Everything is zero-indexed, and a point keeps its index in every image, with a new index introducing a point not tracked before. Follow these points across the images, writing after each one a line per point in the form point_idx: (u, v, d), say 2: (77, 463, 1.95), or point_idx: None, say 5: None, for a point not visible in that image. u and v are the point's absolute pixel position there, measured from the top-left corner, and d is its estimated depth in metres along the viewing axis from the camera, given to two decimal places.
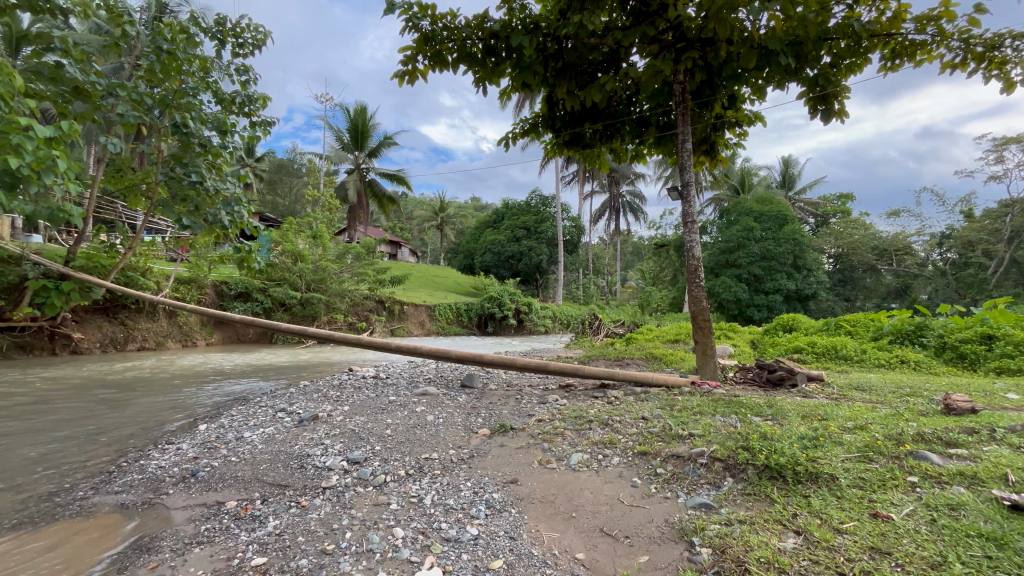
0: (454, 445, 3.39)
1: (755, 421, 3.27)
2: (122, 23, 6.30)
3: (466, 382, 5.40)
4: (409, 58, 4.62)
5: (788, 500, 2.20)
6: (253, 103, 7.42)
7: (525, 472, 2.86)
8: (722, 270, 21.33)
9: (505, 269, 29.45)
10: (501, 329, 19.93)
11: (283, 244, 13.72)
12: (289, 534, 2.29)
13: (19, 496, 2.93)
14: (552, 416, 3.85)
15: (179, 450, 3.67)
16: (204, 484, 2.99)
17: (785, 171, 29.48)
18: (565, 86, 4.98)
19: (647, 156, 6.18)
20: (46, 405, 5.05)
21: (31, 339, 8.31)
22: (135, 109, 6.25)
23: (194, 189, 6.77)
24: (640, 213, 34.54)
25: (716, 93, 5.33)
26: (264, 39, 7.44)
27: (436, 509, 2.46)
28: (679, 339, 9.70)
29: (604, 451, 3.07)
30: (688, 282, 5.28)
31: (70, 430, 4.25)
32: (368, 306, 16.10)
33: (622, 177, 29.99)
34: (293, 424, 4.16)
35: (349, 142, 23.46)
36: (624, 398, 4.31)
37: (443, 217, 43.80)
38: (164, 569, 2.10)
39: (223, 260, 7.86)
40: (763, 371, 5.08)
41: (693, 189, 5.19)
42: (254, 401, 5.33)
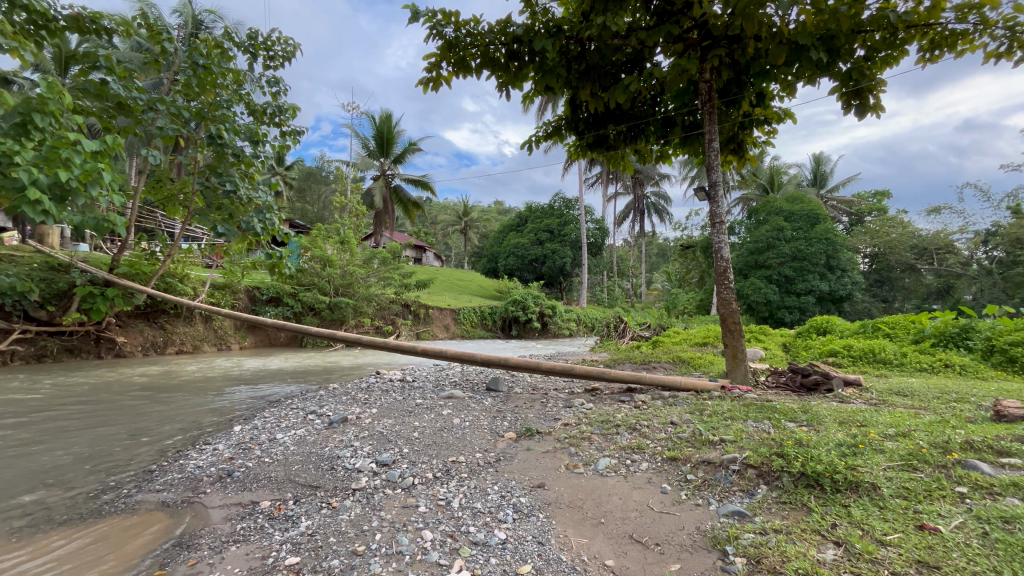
0: (481, 448, 3.40)
1: (790, 426, 3.17)
2: (162, 40, 6.60)
3: (492, 385, 5.41)
4: (434, 65, 4.69)
5: (826, 510, 2.12)
6: (284, 113, 7.65)
7: (552, 477, 2.84)
8: (751, 271, 20.84)
9: (529, 272, 29.44)
10: (525, 333, 19.93)
11: (312, 250, 14.10)
12: (321, 534, 2.33)
13: (68, 493, 3.08)
14: (578, 420, 3.81)
15: (216, 450, 3.79)
16: (239, 484, 3.08)
17: (816, 168, 28.61)
18: (588, 88, 4.95)
19: (672, 156, 6.10)
20: (93, 406, 5.30)
21: (79, 343, 8.75)
22: (174, 122, 6.53)
23: (228, 198, 7.02)
24: (665, 214, 34.08)
25: (743, 91, 5.23)
26: (294, 51, 7.69)
27: (464, 512, 2.47)
28: (707, 342, 9.51)
29: (632, 456, 3.03)
30: (717, 284, 5.16)
31: (116, 430, 4.45)
32: (394, 310, 16.35)
33: (647, 178, 29.73)
34: (323, 426, 4.25)
35: (375, 149, 24.01)
36: (651, 402, 4.26)
37: (467, 221, 44.21)
38: (203, 566, 2.17)
39: (256, 266, 8.11)
40: (797, 375, 4.92)
41: (721, 189, 5.09)
42: (285, 404, 5.46)
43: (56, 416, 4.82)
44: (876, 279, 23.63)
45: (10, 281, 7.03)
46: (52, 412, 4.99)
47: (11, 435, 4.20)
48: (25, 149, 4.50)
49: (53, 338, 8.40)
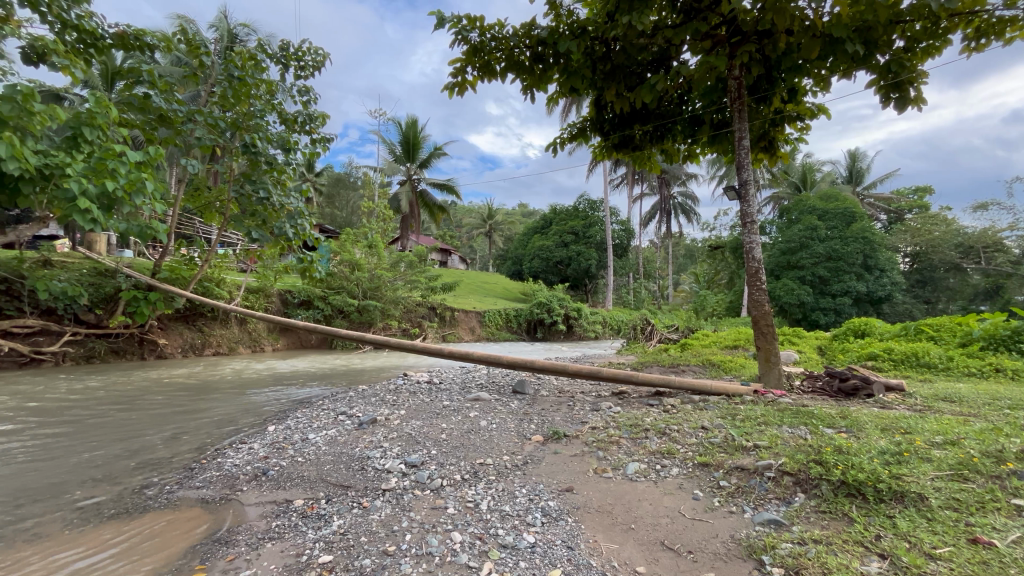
0: (508, 451, 3.40)
1: (828, 433, 3.05)
2: (200, 54, 6.87)
3: (518, 388, 5.41)
4: (459, 70, 4.74)
5: (870, 520, 2.03)
6: (314, 121, 7.86)
7: (580, 480, 2.82)
8: (783, 272, 20.23)
9: (554, 275, 29.37)
10: (550, 335, 19.85)
11: (341, 254, 14.42)
12: (353, 534, 2.37)
13: (115, 488, 3.23)
14: (606, 424, 3.77)
15: (252, 449, 3.90)
16: (274, 482, 3.17)
17: (852, 165, 27.61)
18: (614, 88, 4.90)
19: (700, 156, 5.99)
20: (138, 405, 5.55)
21: (124, 345, 9.16)
22: (211, 132, 6.80)
23: (262, 205, 7.25)
24: (693, 214, 33.48)
25: (774, 87, 5.08)
26: (324, 60, 7.89)
27: (492, 515, 2.47)
28: (738, 345, 9.27)
29: (662, 461, 2.97)
30: (749, 285, 5.02)
31: (158, 428, 4.65)
32: (420, 313, 16.56)
33: (673, 178, 29.27)
34: (353, 426, 4.33)
35: (401, 154, 24.40)
36: (681, 406, 4.17)
37: (491, 224, 44.49)
38: (240, 561, 2.24)
39: (287, 270, 8.35)
40: (834, 380, 4.75)
41: (752, 188, 4.97)
42: (317, 405, 5.58)
43: (104, 415, 5.07)
44: (917, 279, 22.60)
45: (62, 286, 7.43)
46: (101, 410, 5.24)
47: (64, 432, 4.42)
48: (75, 161, 4.78)
49: (101, 340, 8.84)
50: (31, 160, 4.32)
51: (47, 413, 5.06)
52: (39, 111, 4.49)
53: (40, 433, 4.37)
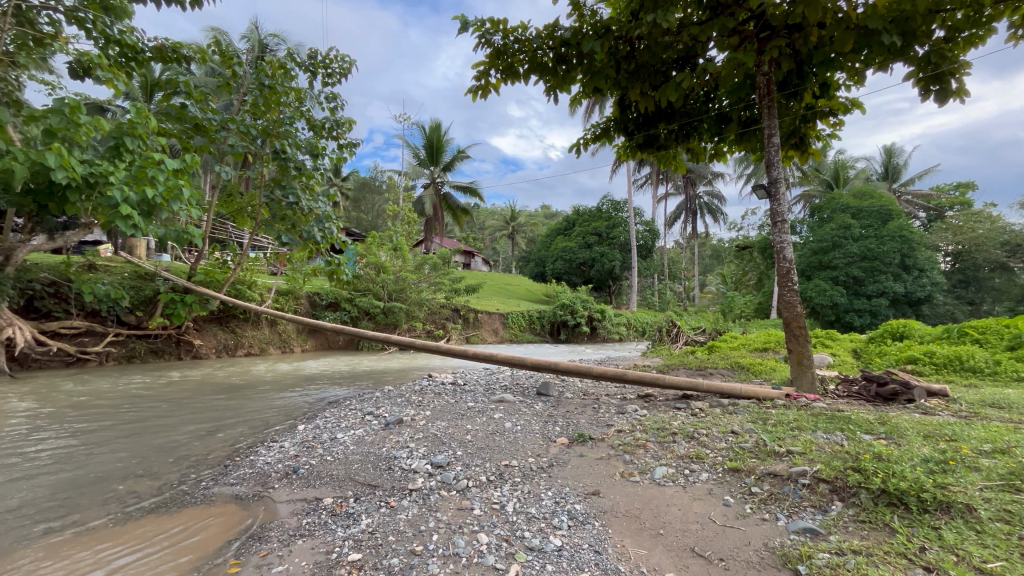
0: (534, 453, 3.39)
1: (866, 439, 2.94)
2: (233, 64, 7.12)
3: (542, 390, 5.39)
4: (483, 73, 4.77)
5: (913, 531, 1.95)
6: (340, 127, 8.03)
7: (607, 484, 2.78)
8: (815, 272, 19.61)
9: (577, 276, 29.16)
10: (574, 337, 19.71)
11: (367, 257, 14.68)
12: (381, 533, 2.40)
13: (156, 483, 3.36)
14: (632, 427, 3.72)
15: (283, 447, 4.00)
16: (304, 480, 3.24)
17: (887, 161, 26.63)
18: (638, 87, 4.84)
19: (728, 154, 5.86)
20: (176, 403, 5.77)
21: (162, 345, 9.52)
22: (243, 140, 7.03)
23: (292, 209, 7.45)
24: (719, 214, 32.84)
25: (805, 82, 4.94)
26: (350, 67, 8.07)
27: (519, 517, 2.46)
28: (768, 348, 9.02)
29: (691, 465, 2.91)
30: (780, 285, 4.88)
31: (194, 426, 4.80)
32: (444, 314, 16.70)
33: (699, 177, 28.79)
34: (380, 426, 4.39)
35: (425, 158, 24.74)
36: (710, 410, 4.08)
37: (514, 226, 44.65)
38: (273, 557, 2.29)
39: (316, 272, 8.54)
40: (872, 384, 4.57)
41: (783, 186, 4.83)
42: (345, 404, 5.69)
43: (145, 412, 5.28)
44: (959, 279, 21.57)
45: (105, 289, 7.78)
46: (142, 407, 5.47)
47: (107, 428, 4.61)
48: (118, 170, 5.03)
49: (140, 341, 9.20)
50: (77, 169, 4.69)
51: (92, 409, 5.31)
52: (86, 123, 4.88)
53: (85, 429, 4.57)
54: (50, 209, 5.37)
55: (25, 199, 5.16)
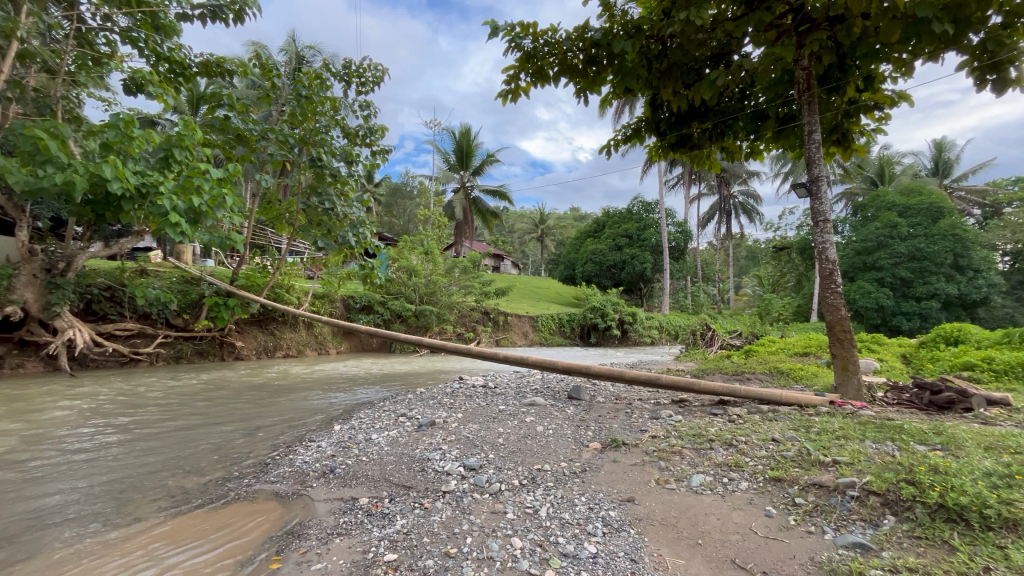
0: (566, 458, 3.35)
1: (920, 450, 2.77)
2: (272, 76, 7.40)
3: (574, 393, 5.35)
4: (513, 77, 4.78)
5: (975, 550, 1.82)
6: (374, 134, 8.22)
7: (642, 491, 2.73)
8: (859, 274, 18.74)
9: (607, 278, 28.78)
10: (604, 340, 19.46)
11: (400, 261, 14.97)
12: (415, 534, 2.42)
13: (202, 479, 3.50)
14: (667, 433, 3.63)
15: (320, 447, 4.10)
16: (341, 480, 3.31)
17: (937, 156, 25.30)
18: (671, 86, 4.76)
19: (765, 152, 5.67)
20: (219, 403, 6.00)
21: (206, 347, 9.94)
22: (282, 148, 7.31)
23: (327, 215, 7.69)
24: (755, 214, 31.90)
25: (847, 76, 4.73)
26: (383, 75, 8.26)
27: (552, 522, 2.44)
28: (809, 352, 8.67)
29: (730, 474, 2.82)
30: (823, 287, 4.68)
31: (236, 425, 4.98)
32: (474, 317, 16.82)
33: (733, 177, 28.06)
34: (413, 428, 4.45)
35: (455, 163, 25.05)
36: (748, 416, 3.95)
37: (543, 229, 44.64)
38: (312, 555, 2.34)
39: (350, 276, 8.76)
40: (925, 392, 4.32)
41: (824, 184, 4.64)
42: (379, 406, 5.80)
43: (191, 410, 5.53)
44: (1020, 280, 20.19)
45: (156, 293, 8.20)
46: (187, 406, 5.72)
47: (157, 425, 4.85)
48: (167, 180, 5.30)
49: (187, 342, 9.64)
50: (131, 180, 5.02)
51: (143, 408, 5.58)
52: (138, 136, 5.23)
53: (137, 427, 4.81)
54: (106, 218, 5.73)
55: (85, 209, 5.53)
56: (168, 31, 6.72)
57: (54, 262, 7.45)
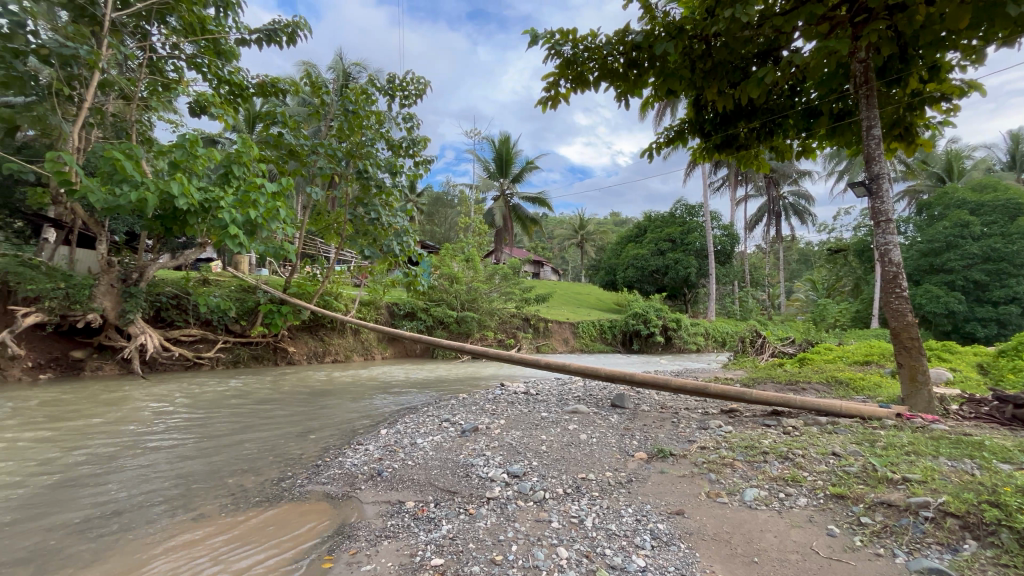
0: (611, 467, 3.29)
1: (1004, 469, 2.54)
2: (321, 93, 7.75)
3: (617, 402, 5.25)
4: (552, 84, 4.79)
5: None
6: (416, 145, 8.43)
7: (692, 504, 2.63)
8: (925, 277, 17.47)
9: (649, 284, 28.17)
10: (647, 347, 19.01)
11: (441, 268, 15.28)
12: (461, 540, 2.44)
13: (259, 478, 3.68)
14: (717, 444, 3.49)
15: (368, 450, 4.21)
16: (388, 483, 3.39)
17: (1014, 148, 23.34)
18: (715, 86, 4.62)
19: (818, 150, 5.39)
20: (274, 405, 6.29)
21: (261, 351, 10.45)
22: (330, 162, 7.64)
23: (373, 225, 7.96)
24: (807, 215, 30.44)
25: (910, 66, 4.44)
26: (425, 88, 8.48)
27: (598, 533, 2.40)
28: (871, 361, 8.13)
29: (786, 489, 2.67)
30: (886, 291, 4.38)
31: (288, 427, 5.20)
32: (515, 324, 16.88)
33: (783, 177, 26.89)
34: (457, 433, 4.50)
35: (495, 171, 25.32)
36: (806, 428, 3.74)
37: (583, 234, 44.39)
38: (362, 556, 2.41)
39: (394, 284, 9.00)
40: (1007, 406, 3.94)
41: (885, 182, 4.35)
42: (423, 411, 5.90)
43: (248, 413, 5.82)
44: None
45: (217, 302, 8.73)
46: (245, 409, 6.02)
47: (218, 427, 5.13)
48: (226, 195, 5.65)
49: (244, 347, 10.16)
50: (195, 196, 5.38)
51: (206, 410, 5.93)
52: (202, 154, 5.65)
53: (200, 427, 5.11)
54: (173, 232, 6.13)
55: (156, 223, 5.96)
56: (229, 56, 7.24)
57: (128, 272, 8.02)
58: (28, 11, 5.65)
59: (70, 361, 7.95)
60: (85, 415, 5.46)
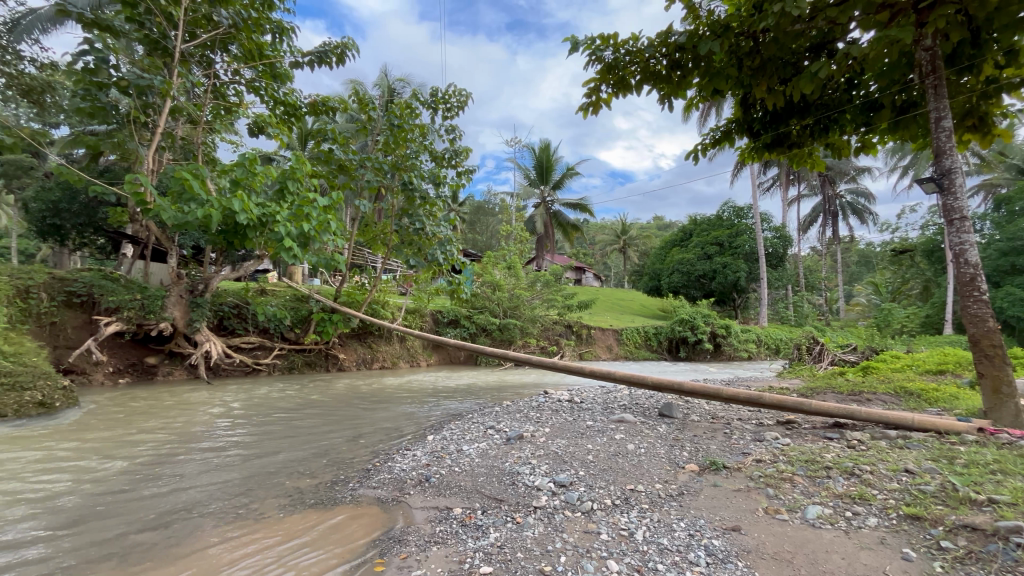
0: (660, 479, 3.20)
1: None
2: (369, 110, 8.06)
3: (665, 411, 5.10)
4: (593, 90, 4.76)
5: None
6: (459, 156, 8.60)
7: (749, 520, 2.51)
8: (1005, 278, 16.01)
9: (696, 290, 27.15)
10: (695, 355, 18.37)
11: (483, 276, 15.49)
12: (509, 548, 2.44)
13: (314, 481, 3.82)
14: (774, 457, 3.32)
15: (416, 456, 4.30)
16: (436, 489, 3.44)
17: None
18: (765, 84, 4.44)
19: (880, 145, 5.07)
20: (326, 411, 6.52)
21: (314, 358, 10.90)
22: (377, 175, 7.92)
23: (418, 234, 8.18)
24: (868, 214, 28.68)
25: (983, 52, 4.10)
26: (466, 100, 8.65)
27: (649, 547, 2.34)
28: (946, 371, 7.51)
29: (854, 507, 2.50)
30: (962, 295, 4.04)
31: (340, 432, 5.38)
32: (557, 330, 16.81)
33: (840, 174, 25.46)
34: (502, 440, 4.50)
35: (535, 178, 25.41)
36: (873, 442, 3.49)
37: (626, 239, 43.77)
38: (412, 561, 2.45)
39: (439, 291, 9.16)
40: None
41: (959, 176, 4.03)
42: (468, 418, 5.96)
43: (302, 417, 6.07)
44: None
45: (274, 310, 9.19)
46: (299, 413, 6.29)
47: (276, 430, 5.39)
48: (282, 209, 5.96)
49: (298, 354, 10.64)
50: (254, 211, 5.72)
51: (263, 414, 6.24)
52: (260, 172, 6.01)
53: (259, 430, 5.38)
54: (234, 245, 6.49)
55: (219, 238, 6.34)
56: (284, 79, 7.68)
57: (195, 284, 8.63)
58: (110, 47, 6.22)
59: (144, 367, 8.58)
60: (156, 417, 5.86)
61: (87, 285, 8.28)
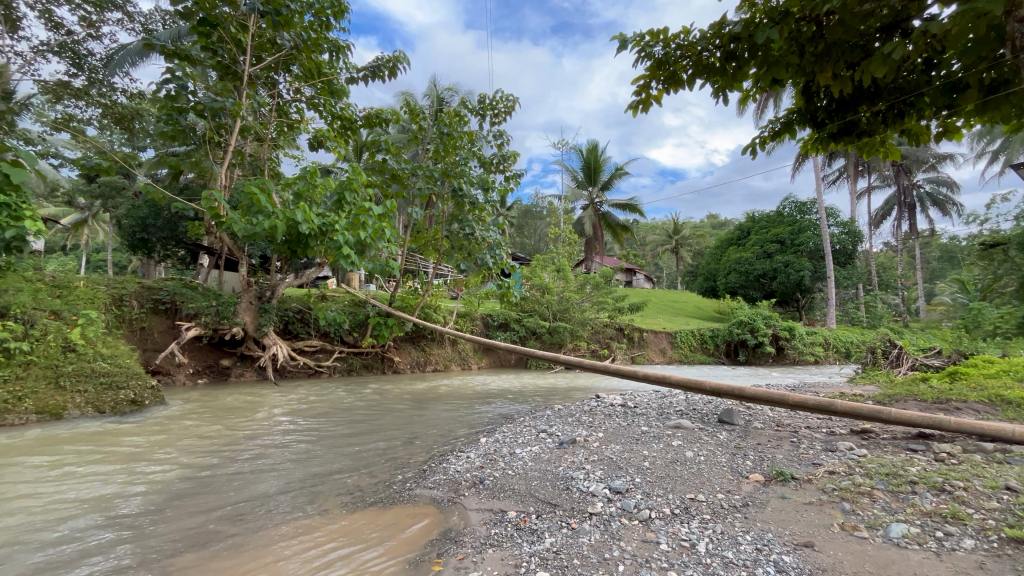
0: (722, 489, 3.06)
1: None
2: (419, 120, 8.31)
3: (726, 417, 4.88)
4: (643, 87, 4.66)
5: None
6: (507, 160, 8.67)
7: (823, 536, 2.34)
8: None
9: (755, 290, 25.75)
10: (756, 359, 17.48)
11: (533, 279, 15.55)
12: (565, 555, 2.41)
13: (373, 480, 3.96)
14: (850, 469, 3.08)
15: (469, 458, 4.35)
16: (490, 491, 3.47)
17: None
18: (830, 70, 4.08)
19: (965, 128, 4.62)
20: (382, 412, 6.74)
21: (371, 360, 11.38)
22: (428, 182, 8.11)
23: (467, 239, 8.30)
24: (950, 205, 26.24)
25: None
26: (513, 104, 8.69)
27: (713, 559, 2.24)
28: None
29: (946, 527, 2.28)
30: None
31: (396, 432, 5.54)
32: (608, 334, 16.53)
33: (917, 163, 23.44)
34: (555, 445, 4.46)
35: (583, 180, 25.16)
36: (966, 456, 3.17)
37: (678, 240, 42.54)
38: (468, 562, 2.48)
39: (488, 295, 9.24)
40: None
41: None
42: (520, 421, 5.96)
43: (360, 418, 6.31)
44: None
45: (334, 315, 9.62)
46: (357, 414, 6.53)
47: (336, 430, 5.63)
48: (340, 218, 6.22)
49: (356, 357, 11.12)
50: (315, 221, 6.03)
51: (324, 414, 6.53)
52: (319, 184, 6.34)
53: (322, 430, 5.64)
54: (297, 254, 6.84)
55: (284, 247, 6.71)
56: (340, 94, 8.06)
57: (263, 292, 8.88)
58: (189, 75, 6.77)
59: (219, 368, 9.24)
60: (229, 416, 6.28)
61: (170, 293, 9.05)
